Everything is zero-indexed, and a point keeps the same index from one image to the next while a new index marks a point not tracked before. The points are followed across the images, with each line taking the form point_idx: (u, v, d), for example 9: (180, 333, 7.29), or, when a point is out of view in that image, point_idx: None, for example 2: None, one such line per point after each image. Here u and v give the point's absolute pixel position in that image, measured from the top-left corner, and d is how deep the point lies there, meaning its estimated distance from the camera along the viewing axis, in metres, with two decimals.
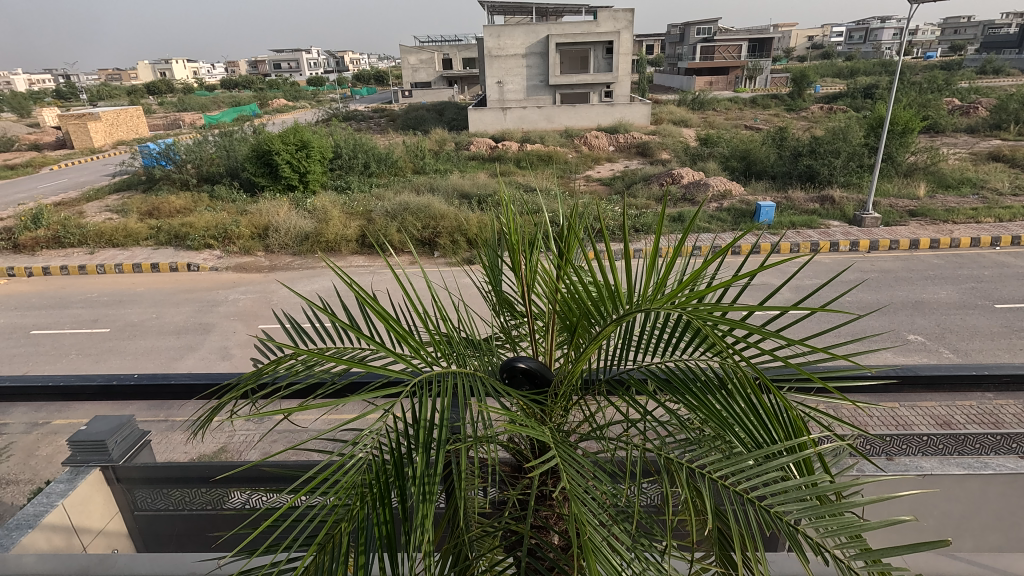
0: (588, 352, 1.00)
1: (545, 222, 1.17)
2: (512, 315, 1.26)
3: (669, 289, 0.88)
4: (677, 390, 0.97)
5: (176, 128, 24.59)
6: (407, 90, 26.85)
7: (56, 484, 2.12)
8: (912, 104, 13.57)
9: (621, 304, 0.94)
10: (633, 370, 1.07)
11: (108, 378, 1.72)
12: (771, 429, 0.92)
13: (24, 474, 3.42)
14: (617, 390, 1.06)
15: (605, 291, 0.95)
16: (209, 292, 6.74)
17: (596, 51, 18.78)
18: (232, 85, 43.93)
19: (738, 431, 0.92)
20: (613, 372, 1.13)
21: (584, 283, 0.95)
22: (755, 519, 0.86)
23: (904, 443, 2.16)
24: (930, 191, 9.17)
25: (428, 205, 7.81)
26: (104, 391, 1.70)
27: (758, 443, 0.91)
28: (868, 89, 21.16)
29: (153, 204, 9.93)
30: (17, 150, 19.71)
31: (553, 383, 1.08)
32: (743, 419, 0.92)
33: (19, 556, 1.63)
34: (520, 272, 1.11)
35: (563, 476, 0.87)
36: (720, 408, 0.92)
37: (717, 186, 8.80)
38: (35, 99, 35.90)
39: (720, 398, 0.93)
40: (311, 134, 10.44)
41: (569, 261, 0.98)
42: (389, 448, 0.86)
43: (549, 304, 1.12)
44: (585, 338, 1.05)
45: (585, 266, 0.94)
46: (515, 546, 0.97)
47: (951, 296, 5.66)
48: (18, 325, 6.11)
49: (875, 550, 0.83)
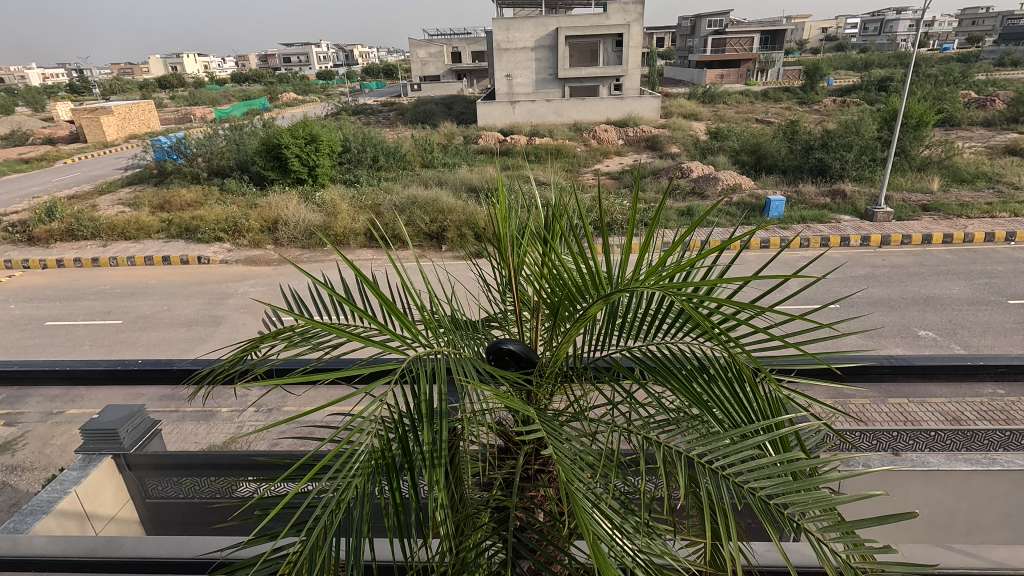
0: (575, 332, 1.01)
1: (534, 210, 1.20)
2: (507, 300, 1.28)
3: (653, 267, 0.90)
4: (660, 372, 0.98)
5: (188, 122, 24.82)
6: (416, 84, 26.90)
7: (69, 471, 2.17)
8: (926, 96, 13.39)
9: (604, 286, 0.95)
10: (616, 353, 1.08)
11: (113, 364, 1.74)
12: (750, 411, 0.93)
13: (40, 462, 3.51)
14: (602, 375, 1.07)
15: (591, 277, 0.96)
16: (219, 285, 6.80)
17: (605, 44, 18.69)
18: (242, 79, 44.09)
19: (716, 411, 0.93)
20: (598, 357, 1.15)
21: (571, 267, 0.96)
22: (733, 499, 0.86)
23: (911, 438, 2.15)
24: (944, 186, 9.04)
25: (436, 199, 7.83)
26: (109, 377, 1.72)
27: (736, 423, 0.92)
28: (883, 82, 20.87)
29: (165, 198, 10.03)
30: (32, 144, 19.99)
31: (540, 367, 1.10)
32: (721, 400, 0.93)
33: (30, 538, 1.66)
34: (509, 263, 1.14)
35: (550, 451, 0.88)
36: (700, 390, 0.94)
37: (726, 179, 8.75)
38: (48, 93, 36.43)
39: (701, 381, 0.95)
40: (320, 128, 10.50)
41: (554, 246, 0.99)
42: (388, 427, 0.87)
43: (537, 292, 1.14)
44: (570, 320, 1.06)
45: (571, 252, 0.95)
46: (500, 525, 0.98)
47: (964, 291, 5.59)
48: (33, 316, 6.22)
49: (851, 526, 0.84)
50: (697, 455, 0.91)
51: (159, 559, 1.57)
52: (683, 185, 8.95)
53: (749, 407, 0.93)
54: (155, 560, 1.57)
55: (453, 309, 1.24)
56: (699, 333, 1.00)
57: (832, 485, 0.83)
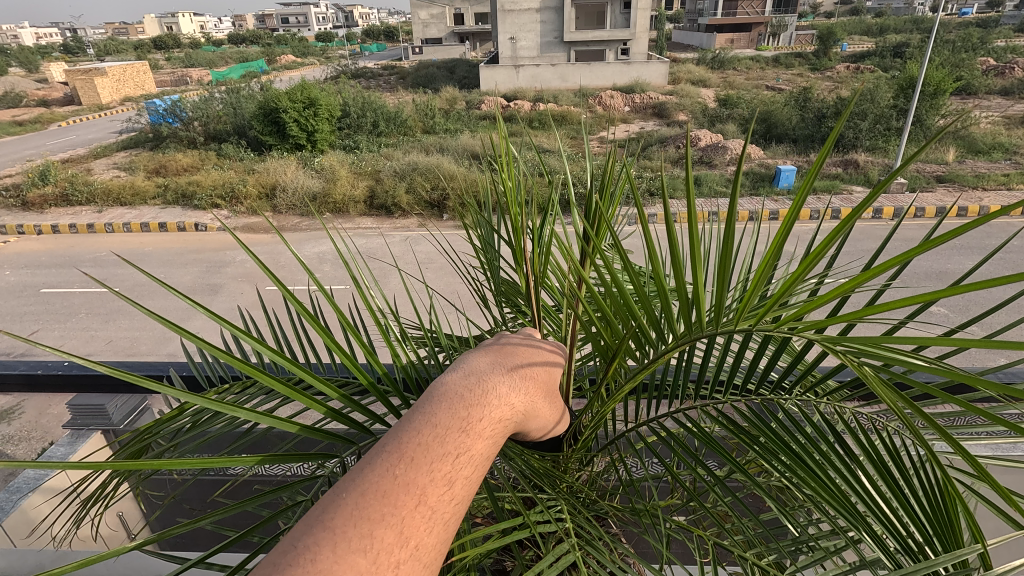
0: (635, 375, 0.81)
1: (551, 205, 1.05)
2: (509, 310, 1.21)
3: (753, 301, 0.63)
4: (740, 430, 0.75)
5: (184, 85, 24.28)
6: (417, 47, 26.23)
7: (56, 447, 2.12)
8: (944, 63, 12.95)
9: (676, 324, 0.71)
10: (678, 393, 0.88)
11: (33, 367, 1.49)
12: (930, 520, 0.63)
13: (37, 431, 3.46)
14: (679, 429, 0.82)
15: (647, 287, 0.67)
16: (217, 253, 6.69)
17: (613, 5, 18.10)
18: (239, 41, 43.03)
19: (867, 518, 0.65)
20: (672, 390, 0.90)
21: (614, 283, 0.69)
22: None
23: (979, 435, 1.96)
24: (959, 156, 8.79)
25: (437, 166, 7.63)
26: (27, 383, 1.47)
27: (900, 534, 0.66)
28: (898, 47, 20.16)
29: (161, 162, 9.83)
30: (26, 106, 19.57)
31: (571, 420, 0.97)
32: (873, 501, 0.65)
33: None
34: (527, 266, 1.05)
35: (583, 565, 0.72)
36: (843, 487, 0.65)
37: (735, 148, 8.55)
38: (44, 53, 35.81)
39: (839, 472, 0.66)
40: (319, 92, 10.22)
41: (598, 252, 0.71)
42: None
43: (574, 307, 0.98)
44: (630, 352, 0.80)
45: (608, 265, 0.69)
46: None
47: (978, 267, 5.48)
48: (29, 283, 6.13)
49: None
50: None
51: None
52: (690, 154, 8.74)
53: (918, 514, 0.64)
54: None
55: (444, 332, 1.21)
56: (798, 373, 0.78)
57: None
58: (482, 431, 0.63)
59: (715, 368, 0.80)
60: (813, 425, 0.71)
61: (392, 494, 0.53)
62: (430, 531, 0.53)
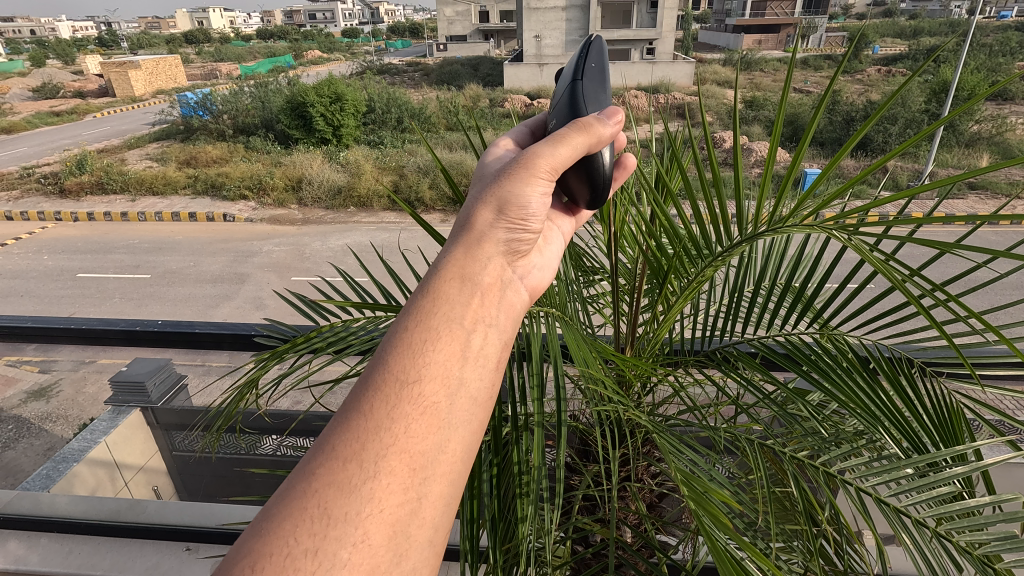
0: (678, 303, 0.91)
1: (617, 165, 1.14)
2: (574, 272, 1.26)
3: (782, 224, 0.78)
4: (796, 359, 0.88)
5: (213, 78, 24.76)
6: (442, 44, 26.45)
7: (99, 421, 2.20)
8: (982, 68, 12.63)
9: (718, 246, 0.86)
10: (728, 332, 0.99)
11: (131, 324, 1.57)
12: (932, 430, 0.77)
13: (73, 410, 3.60)
14: (723, 364, 0.96)
15: (696, 231, 0.85)
16: (244, 243, 6.84)
17: (639, 5, 18.04)
18: (268, 35, 43.80)
19: (889, 428, 0.77)
20: (718, 339, 1.02)
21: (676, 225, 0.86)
22: (892, 524, 0.77)
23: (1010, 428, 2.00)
24: (993, 163, 8.56)
25: (461, 163, 7.73)
26: (127, 338, 1.56)
27: (920, 444, 0.77)
28: (933, 50, 19.58)
29: (191, 153, 10.08)
30: (63, 97, 20.13)
31: (632, 351, 1.06)
32: (893, 412, 0.76)
33: (52, 498, 1.79)
34: (608, 219, 1.00)
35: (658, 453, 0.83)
36: (862, 397, 0.78)
37: (760, 151, 8.49)
38: (80, 45, 36.62)
39: (864, 387, 0.79)
40: (345, 87, 10.38)
41: (666, 199, 0.85)
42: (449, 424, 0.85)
43: (632, 263, 1.08)
44: (679, 285, 0.93)
45: (681, 211, 0.84)
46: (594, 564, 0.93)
47: (1010, 277, 5.39)
48: (65, 268, 6.34)
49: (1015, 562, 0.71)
50: (855, 482, 0.81)
51: (179, 526, 1.69)
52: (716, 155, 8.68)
53: (927, 420, 0.77)
54: (177, 524, 1.69)
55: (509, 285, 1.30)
56: (827, 326, 0.92)
57: (1008, 528, 0.71)
58: (445, 329, 0.64)
59: (756, 316, 0.95)
60: (848, 352, 0.83)
61: (389, 400, 0.59)
62: (432, 430, 0.59)
